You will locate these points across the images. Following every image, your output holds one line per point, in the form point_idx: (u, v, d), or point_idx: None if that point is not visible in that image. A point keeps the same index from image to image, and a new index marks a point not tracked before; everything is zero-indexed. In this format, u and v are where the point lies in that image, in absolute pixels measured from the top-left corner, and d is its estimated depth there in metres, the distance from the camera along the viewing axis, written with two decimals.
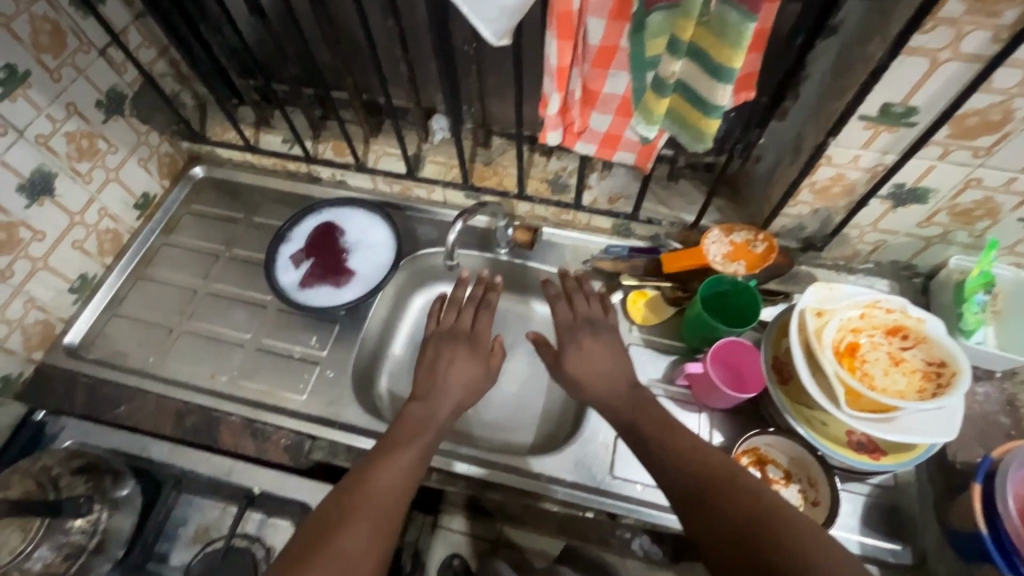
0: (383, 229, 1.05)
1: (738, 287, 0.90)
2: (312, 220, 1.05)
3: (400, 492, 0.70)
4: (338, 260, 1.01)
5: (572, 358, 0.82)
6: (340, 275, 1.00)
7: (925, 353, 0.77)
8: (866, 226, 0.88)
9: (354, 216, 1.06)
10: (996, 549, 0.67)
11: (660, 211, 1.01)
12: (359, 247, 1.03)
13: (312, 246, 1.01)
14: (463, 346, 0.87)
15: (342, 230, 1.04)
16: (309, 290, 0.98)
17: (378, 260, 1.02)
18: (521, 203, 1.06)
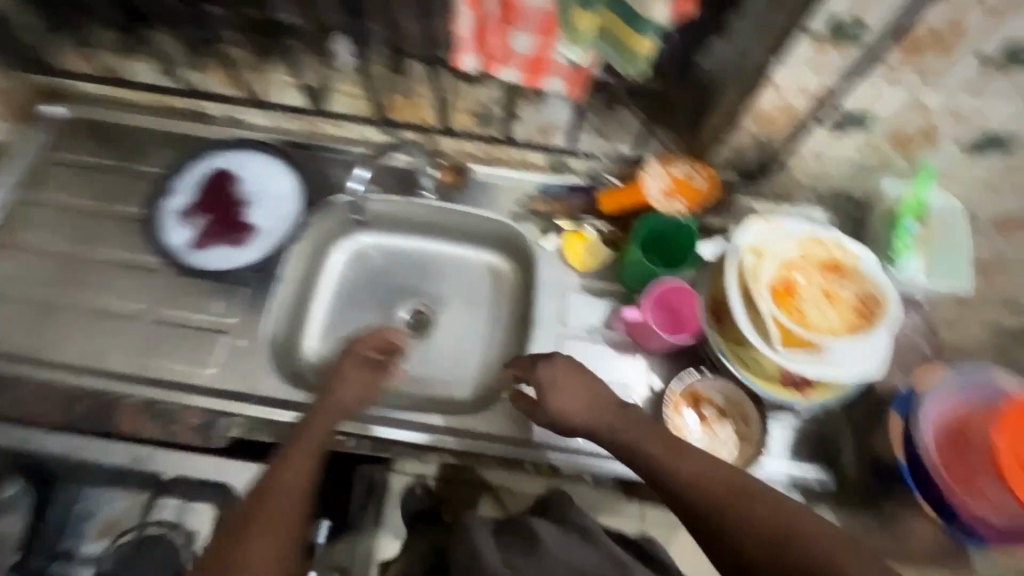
0: (288, 180, 0.95)
1: (677, 226, 0.86)
2: (206, 165, 0.94)
3: (305, 487, 0.64)
4: (235, 216, 0.92)
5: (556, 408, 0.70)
6: (238, 232, 0.91)
7: (857, 288, 0.76)
8: (807, 156, 0.84)
9: (253, 165, 0.95)
10: (909, 473, 0.72)
11: (597, 144, 0.93)
12: (261, 198, 0.94)
13: (204, 202, 0.92)
14: (360, 366, 0.80)
15: (240, 181, 0.94)
16: (202, 249, 0.89)
17: (284, 213, 0.93)
18: (445, 139, 0.97)
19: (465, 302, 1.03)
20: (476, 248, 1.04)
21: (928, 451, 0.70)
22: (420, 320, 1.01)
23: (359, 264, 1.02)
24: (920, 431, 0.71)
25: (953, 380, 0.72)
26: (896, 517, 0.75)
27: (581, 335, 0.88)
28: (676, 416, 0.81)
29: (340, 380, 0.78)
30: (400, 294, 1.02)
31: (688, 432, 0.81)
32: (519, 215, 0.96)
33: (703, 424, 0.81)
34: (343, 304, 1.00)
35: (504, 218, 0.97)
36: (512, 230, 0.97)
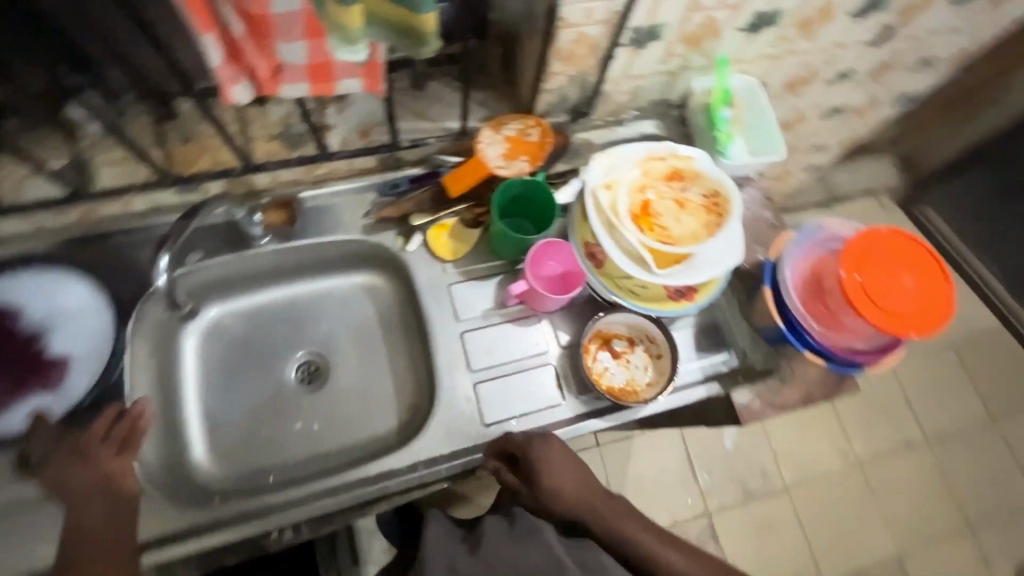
0: (82, 289, 0.79)
1: (529, 186, 0.83)
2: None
3: None
4: (34, 355, 0.76)
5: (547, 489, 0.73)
6: (44, 372, 0.75)
7: (701, 188, 0.81)
8: (619, 77, 0.86)
9: (29, 287, 0.78)
10: (792, 334, 0.78)
11: (421, 127, 0.87)
12: (58, 321, 0.78)
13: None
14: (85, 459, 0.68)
15: (23, 312, 0.77)
16: (7, 410, 0.73)
17: (92, 328, 0.78)
18: (257, 176, 0.85)
19: (353, 334, 0.96)
20: (343, 274, 0.96)
21: (801, 310, 0.77)
22: (313, 371, 0.93)
23: (218, 341, 0.91)
24: (790, 296, 0.78)
25: (800, 241, 0.81)
26: (795, 370, 0.84)
27: (479, 322, 0.86)
28: (593, 361, 0.84)
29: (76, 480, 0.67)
30: (278, 351, 0.93)
31: (609, 372, 0.84)
32: (372, 227, 0.89)
33: (617, 360, 0.85)
34: (219, 390, 0.89)
35: (358, 235, 0.88)
36: (371, 244, 0.90)
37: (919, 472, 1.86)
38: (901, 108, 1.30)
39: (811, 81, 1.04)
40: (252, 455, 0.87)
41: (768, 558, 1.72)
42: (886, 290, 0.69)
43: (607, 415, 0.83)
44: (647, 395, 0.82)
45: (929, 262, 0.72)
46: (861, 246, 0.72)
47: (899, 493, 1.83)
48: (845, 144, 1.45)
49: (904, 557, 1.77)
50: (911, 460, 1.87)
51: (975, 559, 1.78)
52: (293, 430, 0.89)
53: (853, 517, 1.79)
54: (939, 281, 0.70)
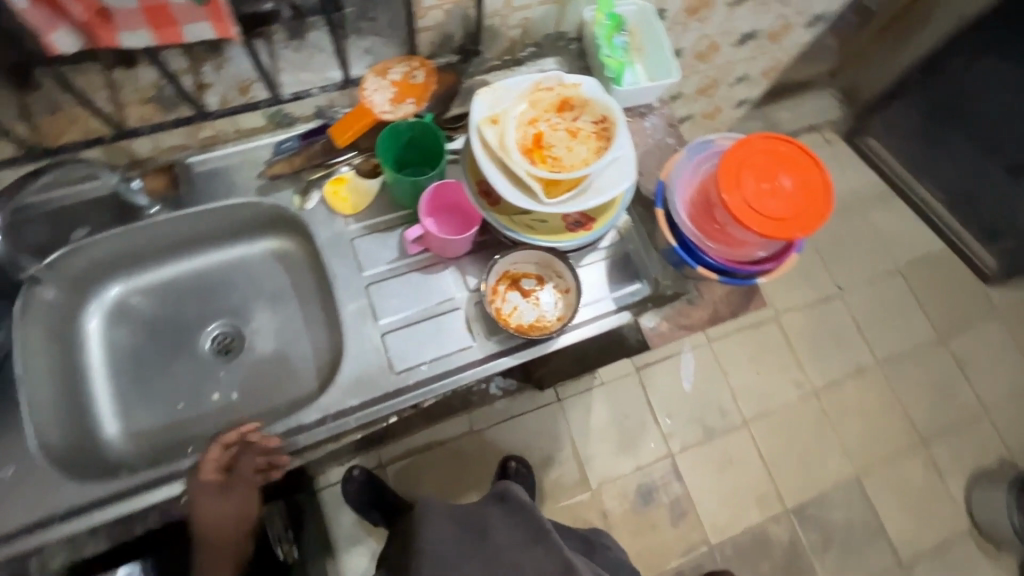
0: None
1: (416, 127, 0.82)
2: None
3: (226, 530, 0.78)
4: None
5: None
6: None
7: (591, 115, 0.80)
8: (501, 9, 0.83)
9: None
10: (688, 255, 0.78)
11: (303, 80, 0.83)
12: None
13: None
14: (216, 492, 0.74)
15: None
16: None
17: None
18: (136, 143, 0.81)
19: (268, 302, 0.95)
20: (251, 242, 0.94)
21: (693, 228, 0.77)
22: (227, 342, 0.92)
23: (125, 321, 0.89)
24: (681, 215, 0.77)
25: (687, 161, 0.80)
26: (702, 291, 0.85)
27: (384, 273, 0.85)
28: (502, 301, 0.84)
29: (196, 495, 0.73)
30: (192, 325, 0.92)
31: (519, 309, 0.84)
32: (266, 187, 0.87)
33: (528, 297, 0.84)
34: (131, 370, 0.87)
35: (252, 196, 0.86)
36: (268, 205, 0.87)
37: (873, 395, 1.92)
38: (816, 29, 1.29)
39: (711, 4, 1.02)
40: (170, 429, 0.86)
41: (732, 490, 1.78)
42: (766, 197, 0.69)
43: (518, 351, 0.83)
44: (553, 328, 0.82)
45: (803, 160, 0.72)
46: (735, 158, 0.71)
47: (855, 416, 1.89)
48: (769, 74, 1.44)
49: (861, 476, 1.83)
50: (865, 384, 1.93)
51: (929, 470, 1.86)
52: (211, 402, 0.89)
53: (811, 444, 1.85)
54: (814, 176, 0.71)
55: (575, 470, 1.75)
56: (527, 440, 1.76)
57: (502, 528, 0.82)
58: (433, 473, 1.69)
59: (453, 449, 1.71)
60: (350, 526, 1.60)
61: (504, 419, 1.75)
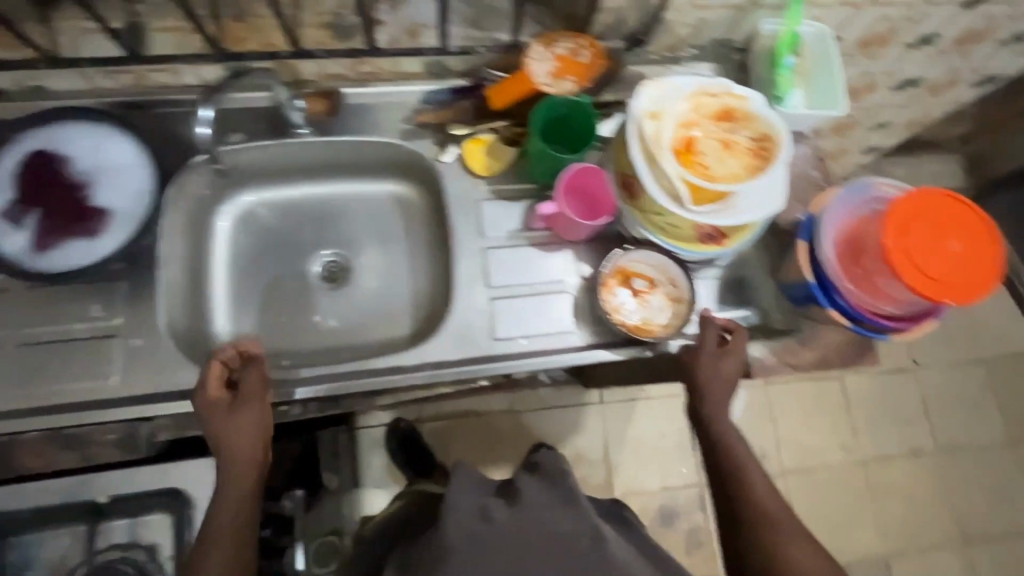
0: (130, 151, 0.81)
1: (572, 107, 0.82)
2: (10, 152, 0.77)
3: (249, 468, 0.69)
4: (76, 201, 0.79)
5: (722, 378, 0.78)
6: (92, 217, 0.79)
7: (751, 132, 0.78)
8: (684, 5, 0.81)
9: (76, 141, 0.80)
10: (821, 293, 0.75)
11: (472, 36, 0.84)
12: (99, 175, 0.80)
13: (31, 201, 0.77)
14: (226, 416, 0.69)
15: (66, 158, 0.79)
16: (44, 248, 0.76)
17: (138, 185, 0.81)
18: (303, 64, 0.84)
19: (380, 242, 0.97)
20: (377, 182, 0.97)
21: (835, 267, 0.74)
22: (336, 271, 0.96)
23: (250, 228, 0.94)
24: (826, 251, 0.74)
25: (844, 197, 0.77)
26: (815, 333, 0.83)
27: (503, 241, 0.86)
28: (610, 295, 0.83)
29: (217, 434, 0.69)
30: (306, 247, 0.96)
31: (625, 308, 0.84)
32: (409, 132, 0.89)
33: (636, 297, 0.84)
34: (246, 275, 0.92)
35: (395, 137, 0.89)
36: (407, 150, 0.90)
37: (922, 480, 1.83)
38: (980, 92, 1.21)
39: (888, 43, 0.97)
40: (271, 340, 0.90)
41: None
42: (931, 254, 0.66)
43: (615, 346, 0.84)
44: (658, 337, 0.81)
45: (974, 225, 0.69)
46: (910, 207, 0.68)
47: (897, 496, 1.81)
48: (911, 126, 1.36)
49: (891, 559, 1.76)
50: (915, 467, 1.84)
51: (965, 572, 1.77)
52: (310, 323, 0.92)
53: (846, 512, 1.78)
54: (983, 244, 0.68)
55: (601, 474, 1.74)
56: (560, 433, 1.76)
57: (531, 487, 0.76)
58: (464, 441, 1.72)
59: (487, 423, 1.74)
60: (378, 470, 1.64)
61: (544, 406, 1.76)
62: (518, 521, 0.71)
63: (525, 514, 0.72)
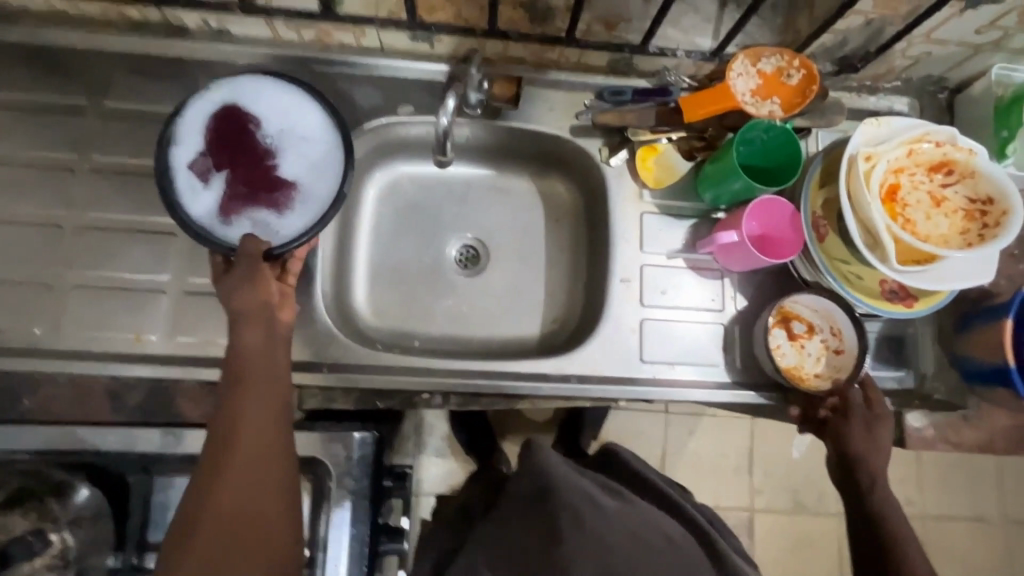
0: (324, 119, 0.71)
1: (772, 132, 0.74)
2: (202, 99, 0.68)
3: (269, 387, 0.60)
4: (263, 167, 0.69)
5: (870, 436, 0.75)
6: (277, 188, 0.69)
7: (968, 190, 0.71)
8: (918, 37, 0.73)
9: (269, 98, 0.70)
10: (1017, 374, 0.71)
11: (672, 37, 0.78)
12: (289, 143, 0.70)
13: (218, 158, 0.67)
14: (232, 276, 0.63)
15: (255, 118, 0.69)
16: (228, 215, 0.67)
17: (327, 160, 0.70)
18: (489, 42, 0.79)
19: (517, 233, 0.93)
20: (527, 172, 0.93)
21: None
22: (472, 256, 0.93)
23: (395, 200, 0.91)
24: None
25: None
26: (982, 412, 0.78)
27: (662, 261, 0.82)
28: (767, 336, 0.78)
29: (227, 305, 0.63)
30: (447, 227, 0.93)
31: (781, 350, 0.78)
32: (581, 129, 0.84)
33: (794, 342, 0.78)
34: (388, 248, 0.90)
35: (565, 132, 0.84)
36: (573, 147, 0.85)
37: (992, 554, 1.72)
38: None
39: None
40: (406, 318, 0.89)
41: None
42: None
43: (767, 391, 0.79)
44: (815, 390, 0.76)
45: None
46: None
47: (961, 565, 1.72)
48: None
49: None
50: (976, 532, 1.70)
51: None
52: (442, 306, 0.90)
53: None
54: None
55: None
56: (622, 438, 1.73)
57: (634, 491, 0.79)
58: None
59: None
60: (440, 440, 1.40)
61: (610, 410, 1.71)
62: (625, 517, 0.73)
63: (632, 513, 0.74)
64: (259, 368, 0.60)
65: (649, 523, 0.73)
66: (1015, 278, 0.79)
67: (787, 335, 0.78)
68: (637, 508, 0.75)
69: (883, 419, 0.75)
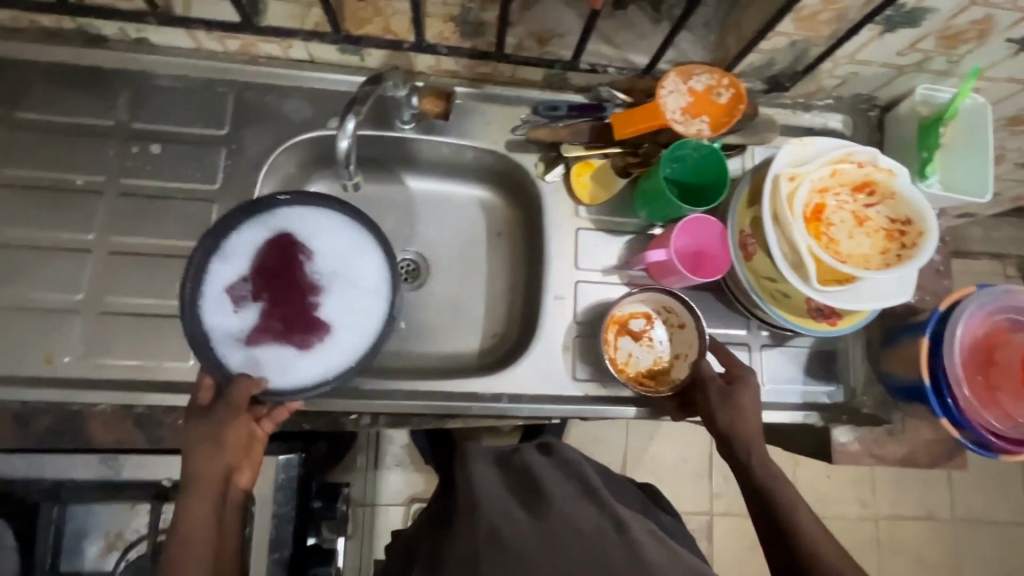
0: (374, 265, 0.71)
1: (700, 150, 0.75)
2: (260, 222, 0.69)
3: (209, 523, 0.62)
4: (304, 304, 0.69)
5: (739, 407, 0.73)
6: (311, 329, 0.68)
7: (889, 211, 0.72)
8: (842, 58, 0.74)
9: (326, 233, 0.71)
10: (933, 396, 0.70)
11: (604, 53, 0.78)
12: (332, 282, 0.70)
13: (260, 287, 0.68)
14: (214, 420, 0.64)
15: (305, 251, 0.70)
16: (253, 344, 0.67)
17: (370, 309, 0.70)
18: (420, 56, 0.78)
19: (459, 247, 0.92)
20: (467, 185, 0.92)
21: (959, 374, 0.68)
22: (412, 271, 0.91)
23: None
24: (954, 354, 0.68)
25: (981, 302, 0.69)
26: (906, 427, 0.80)
27: (596, 277, 0.82)
28: (614, 350, 0.78)
29: (188, 454, 0.64)
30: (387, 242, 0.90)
31: (634, 356, 0.79)
32: (517, 143, 0.84)
33: (642, 340, 0.79)
34: None
35: (500, 146, 0.84)
36: (509, 162, 0.85)
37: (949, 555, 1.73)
38: None
39: None
40: None
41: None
42: None
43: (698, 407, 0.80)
44: (678, 376, 0.78)
45: None
46: None
47: None
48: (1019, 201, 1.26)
49: None
50: (926, 530, 1.67)
51: None
52: None
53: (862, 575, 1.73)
54: None
55: None
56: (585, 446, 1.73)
57: (554, 484, 0.72)
58: None
59: None
60: (396, 449, 1.39)
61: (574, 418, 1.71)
62: (531, 520, 0.64)
63: (542, 513, 0.66)
64: (206, 523, 0.62)
65: (559, 516, 0.65)
66: (939, 294, 0.81)
67: (632, 339, 0.79)
68: (549, 506, 0.67)
69: (745, 384, 0.74)
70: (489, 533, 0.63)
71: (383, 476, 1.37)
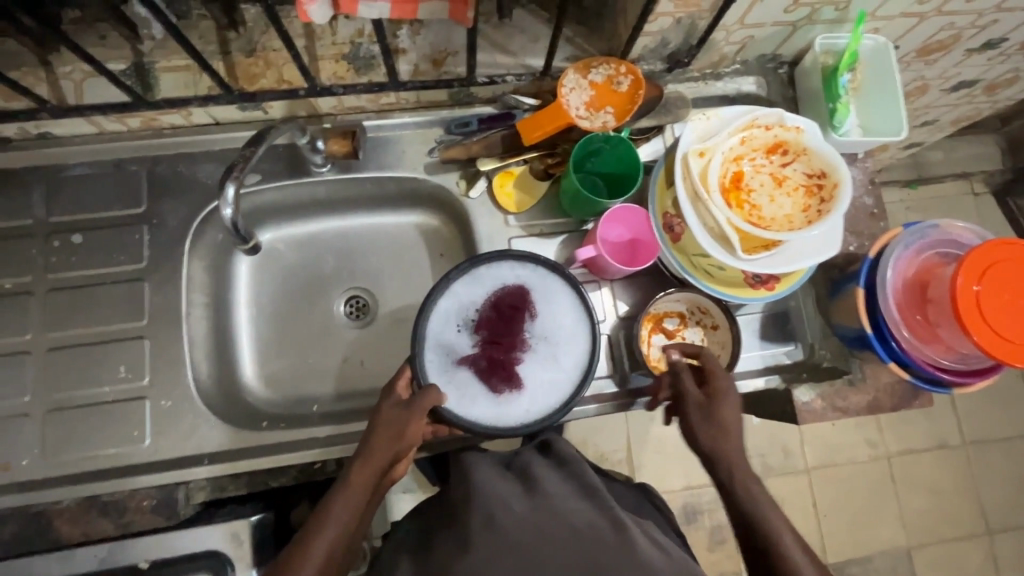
0: (575, 351, 0.71)
1: (611, 142, 0.76)
2: (512, 267, 0.72)
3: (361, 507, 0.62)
4: (512, 357, 0.70)
5: (709, 410, 0.68)
6: (506, 381, 0.69)
7: (806, 166, 0.73)
8: (732, 25, 0.74)
9: (560, 305, 0.72)
10: (878, 342, 0.71)
11: (500, 62, 0.78)
12: (540, 345, 0.71)
13: (488, 322, 0.71)
14: (410, 407, 0.65)
15: (530, 300, 0.72)
16: (450, 373, 0.69)
17: (556, 385, 0.69)
18: (321, 99, 0.78)
19: (405, 276, 0.90)
20: (402, 214, 0.91)
21: (896, 317, 0.70)
22: (361, 307, 0.89)
23: (269, 267, 0.88)
24: (886, 296, 0.71)
25: (907, 242, 0.71)
26: (866, 374, 0.79)
27: None
28: (648, 347, 0.79)
29: (373, 423, 0.66)
30: (330, 283, 0.89)
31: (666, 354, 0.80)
32: (435, 165, 0.84)
33: (674, 339, 0.80)
34: (272, 316, 0.86)
35: (419, 171, 0.83)
36: (432, 184, 0.85)
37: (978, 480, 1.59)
38: None
39: (951, 47, 0.88)
40: (300, 384, 0.85)
41: None
42: (1005, 311, 0.62)
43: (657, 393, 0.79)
44: None
45: None
46: (989, 256, 0.63)
47: None
48: (959, 122, 1.25)
49: None
50: (940, 463, 1.50)
51: None
52: (339, 363, 0.86)
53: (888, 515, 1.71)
54: None
55: None
56: None
57: (551, 479, 0.68)
58: None
59: None
60: None
61: None
62: (527, 511, 0.61)
63: (539, 506, 0.62)
64: (354, 499, 0.62)
65: (554, 513, 0.61)
66: (877, 237, 0.81)
67: (664, 337, 0.80)
68: (548, 501, 0.63)
69: (722, 395, 0.69)
70: (484, 520, 0.60)
71: (392, 501, 1.22)
